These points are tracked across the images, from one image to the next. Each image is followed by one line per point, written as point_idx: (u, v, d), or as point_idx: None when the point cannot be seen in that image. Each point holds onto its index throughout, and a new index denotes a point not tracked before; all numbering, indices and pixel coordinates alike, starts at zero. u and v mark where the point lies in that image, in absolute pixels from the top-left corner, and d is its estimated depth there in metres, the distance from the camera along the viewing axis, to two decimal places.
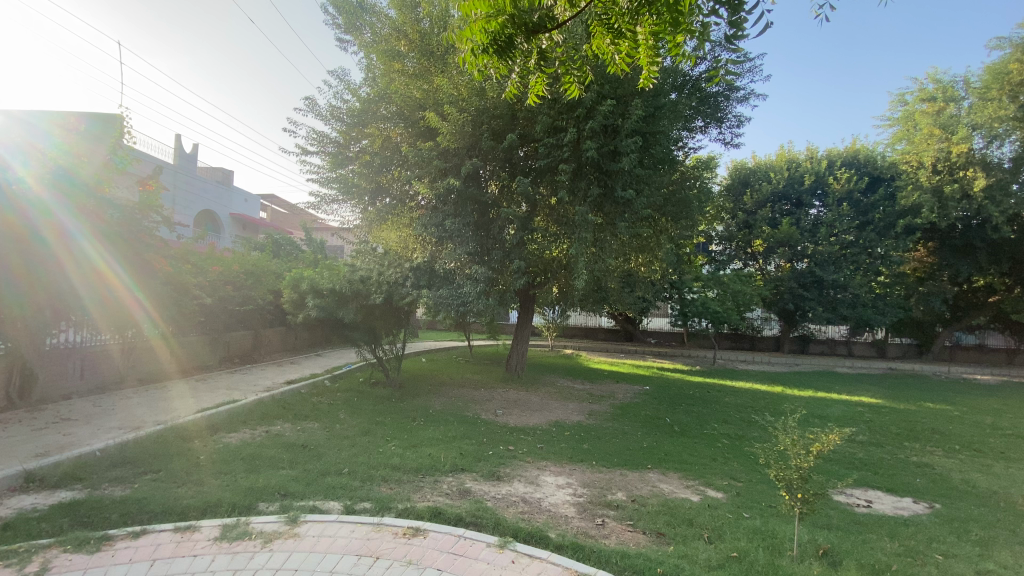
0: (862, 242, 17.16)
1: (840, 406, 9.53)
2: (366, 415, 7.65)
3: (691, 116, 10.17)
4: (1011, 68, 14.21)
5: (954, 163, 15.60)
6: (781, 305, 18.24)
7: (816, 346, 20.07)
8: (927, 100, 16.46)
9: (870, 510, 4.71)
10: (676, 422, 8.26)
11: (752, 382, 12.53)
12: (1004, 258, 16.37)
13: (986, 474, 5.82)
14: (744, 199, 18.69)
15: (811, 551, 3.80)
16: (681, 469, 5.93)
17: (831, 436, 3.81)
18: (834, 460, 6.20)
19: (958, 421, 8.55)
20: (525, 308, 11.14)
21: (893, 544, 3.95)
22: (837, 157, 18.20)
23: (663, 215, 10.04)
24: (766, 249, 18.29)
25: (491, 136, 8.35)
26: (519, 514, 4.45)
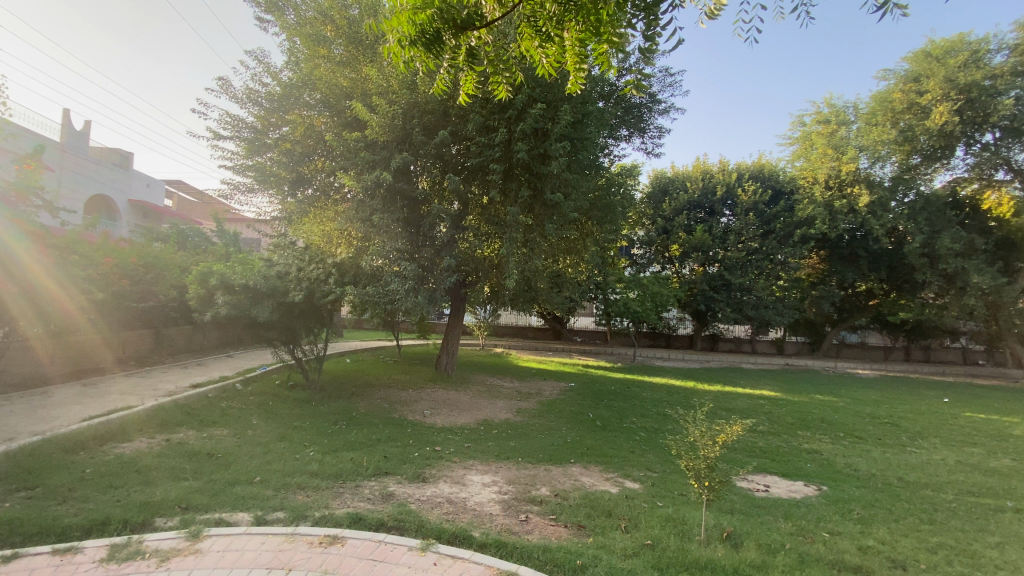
0: (765, 249, 18.77)
1: (744, 399, 10.37)
2: (283, 419, 7.21)
3: (617, 125, 10.62)
4: (894, 97, 16.27)
5: (843, 180, 17.47)
6: (694, 305, 19.55)
7: (724, 344, 21.79)
8: (822, 122, 18.37)
9: (768, 494, 5.16)
10: (599, 417, 8.58)
11: (669, 378, 13.30)
12: (881, 267, 18.58)
13: (863, 458, 6.58)
14: (663, 206, 19.84)
15: (717, 535, 4.09)
16: (602, 462, 6.17)
17: (734, 426, 4.12)
18: (738, 449, 6.73)
19: (842, 411, 9.61)
20: (456, 306, 11.06)
21: (787, 525, 4.36)
22: (746, 171, 19.80)
23: (590, 218, 10.39)
24: (681, 254, 19.51)
25: (422, 131, 8.20)
26: (444, 515, 4.40)
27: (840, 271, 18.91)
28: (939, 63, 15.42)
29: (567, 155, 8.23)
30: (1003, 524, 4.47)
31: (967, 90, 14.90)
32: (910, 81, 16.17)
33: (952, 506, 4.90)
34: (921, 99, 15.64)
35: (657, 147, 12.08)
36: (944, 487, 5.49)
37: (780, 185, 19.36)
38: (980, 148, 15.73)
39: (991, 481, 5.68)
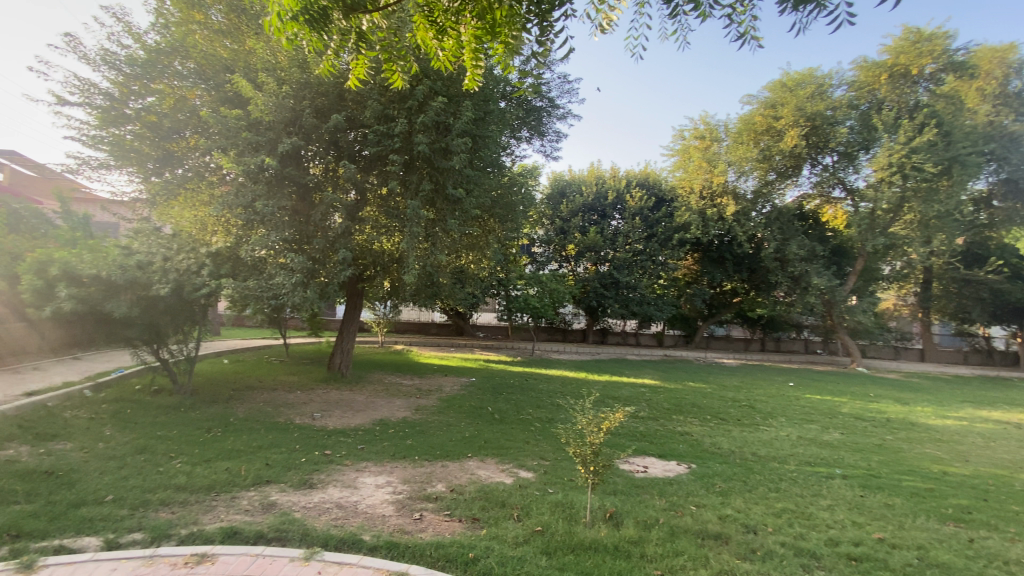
0: (648, 251, 20.41)
1: (629, 388, 11.23)
2: (144, 429, 6.36)
3: (519, 126, 10.88)
4: (756, 120, 18.52)
5: (714, 191, 19.55)
6: (587, 302, 20.67)
7: (613, 337, 23.40)
8: (698, 137, 20.30)
9: (646, 475, 5.62)
10: (497, 410, 8.74)
11: (563, 370, 13.92)
12: (744, 269, 21.01)
13: (725, 436, 7.46)
14: (561, 208, 20.69)
15: (600, 516, 4.38)
16: (497, 454, 6.30)
17: (616, 413, 4.44)
18: (622, 434, 7.26)
19: (710, 396, 10.81)
20: (351, 302, 10.57)
21: (661, 501, 4.80)
22: (634, 178, 21.36)
23: (492, 216, 10.51)
24: (577, 253, 20.54)
25: (314, 114, 7.71)
26: (331, 521, 4.18)
27: (710, 272, 21.11)
28: (792, 93, 17.81)
29: (468, 151, 8.26)
30: (830, 488, 5.31)
31: (812, 119, 17.41)
32: (769, 107, 18.47)
33: (792, 475, 5.73)
34: (777, 124, 18.00)
35: (555, 151, 12.56)
36: (788, 459, 6.40)
37: (663, 193, 21.14)
38: (822, 168, 18.34)
39: (823, 452, 6.73)
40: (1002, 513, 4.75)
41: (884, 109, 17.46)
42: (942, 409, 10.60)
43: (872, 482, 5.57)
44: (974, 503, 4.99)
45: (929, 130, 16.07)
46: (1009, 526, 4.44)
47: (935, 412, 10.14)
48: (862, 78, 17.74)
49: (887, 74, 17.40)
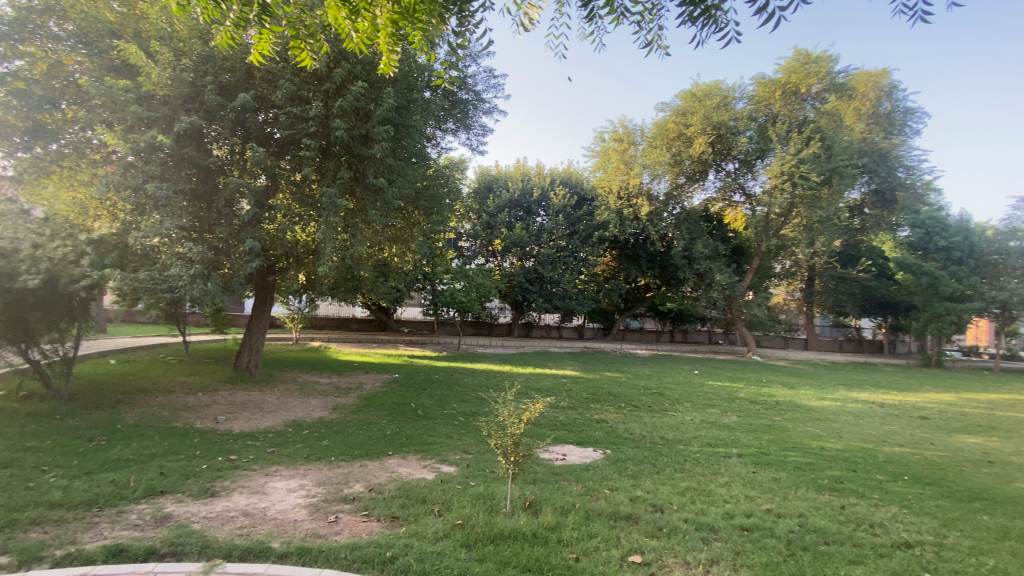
0: (570, 248, 21.04)
1: (551, 379, 11.57)
2: (6, 441, 5.53)
3: (444, 118, 10.75)
4: (668, 127, 19.83)
5: (631, 193, 20.58)
6: (513, 296, 20.96)
7: (537, 331, 23.99)
8: (617, 140, 21.39)
9: (565, 463, 5.81)
10: (419, 406, 8.61)
11: (487, 364, 14.04)
12: (656, 266, 22.42)
13: (637, 422, 7.92)
14: (487, 202, 20.75)
15: (520, 505, 4.48)
16: (419, 450, 6.21)
17: (536, 404, 4.54)
18: (543, 424, 7.46)
19: (625, 385, 11.42)
20: (262, 296, 9.90)
21: (577, 487, 5.00)
22: (558, 176, 21.92)
23: (416, 207, 10.27)
24: (503, 249, 20.72)
25: (217, 91, 7.12)
26: (236, 530, 3.90)
27: (627, 268, 22.24)
28: (701, 103, 19.16)
29: (390, 140, 8.03)
30: (728, 467, 5.81)
31: (717, 128, 18.97)
32: (680, 114, 19.78)
33: (696, 456, 6.20)
34: (688, 131, 19.32)
35: (482, 146, 12.59)
36: (692, 441, 6.91)
37: (584, 192, 21.90)
38: (724, 174, 20.09)
39: (722, 434, 7.35)
40: (866, 480, 5.46)
41: (778, 123, 19.30)
42: (821, 391, 12.01)
43: (763, 459, 6.18)
44: (844, 474, 5.70)
45: (814, 144, 18.01)
46: (872, 492, 5.12)
47: (815, 394, 11.47)
48: (760, 93, 19.44)
49: (780, 91, 19.14)
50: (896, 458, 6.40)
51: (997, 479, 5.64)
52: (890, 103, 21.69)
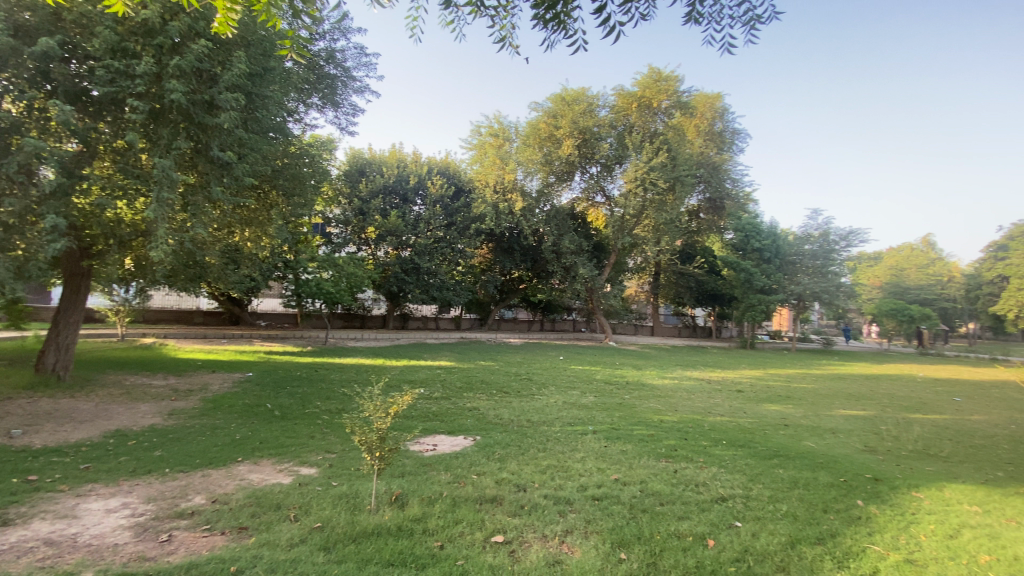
0: (448, 238, 20.67)
1: (424, 370, 11.49)
2: None
3: (307, 92, 9.93)
4: (539, 127, 20.90)
5: (506, 187, 21.10)
6: (388, 287, 20.07)
7: (413, 323, 23.70)
8: (493, 135, 22.05)
9: (435, 453, 5.82)
10: (277, 406, 7.93)
11: (357, 358, 13.44)
12: (528, 259, 23.34)
13: (506, 408, 8.25)
14: (360, 187, 19.72)
15: (385, 500, 4.38)
16: (275, 454, 5.73)
17: (403, 397, 4.45)
18: (413, 416, 7.37)
19: (496, 372, 11.82)
20: (73, 284, 8.27)
21: (446, 475, 5.06)
22: (435, 166, 21.60)
23: (273, 187, 9.33)
24: (377, 237, 19.65)
25: (6, 30, 5.74)
26: (32, 565, 3.22)
27: (501, 261, 22.78)
28: (569, 107, 20.57)
29: (241, 109, 7.21)
30: (586, 443, 6.35)
31: (583, 132, 20.51)
32: (551, 116, 21.00)
33: (556, 436, 6.66)
34: (558, 132, 20.56)
35: (352, 126, 11.90)
36: (555, 422, 7.41)
37: (461, 184, 21.93)
38: (589, 176, 21.82)
39: (581, 413, 8.00)
40: (694, 447, 6.38)
41: (633, 132, 21.39)
42: (662, 371, 13.72)
43: (614, 434, 6.86)
44: (678, 442, 6.57)
45: (662, 154, 20.26)
46: (698, 456, 5.99)
47: (658, 374, 13.10)
48: (620, 104, 21.43)
49: (636, 103, 21.31)
50: (717, 426, 7.58)
51: (787, 438, 6.98)
52: (722, 123, 25.26)
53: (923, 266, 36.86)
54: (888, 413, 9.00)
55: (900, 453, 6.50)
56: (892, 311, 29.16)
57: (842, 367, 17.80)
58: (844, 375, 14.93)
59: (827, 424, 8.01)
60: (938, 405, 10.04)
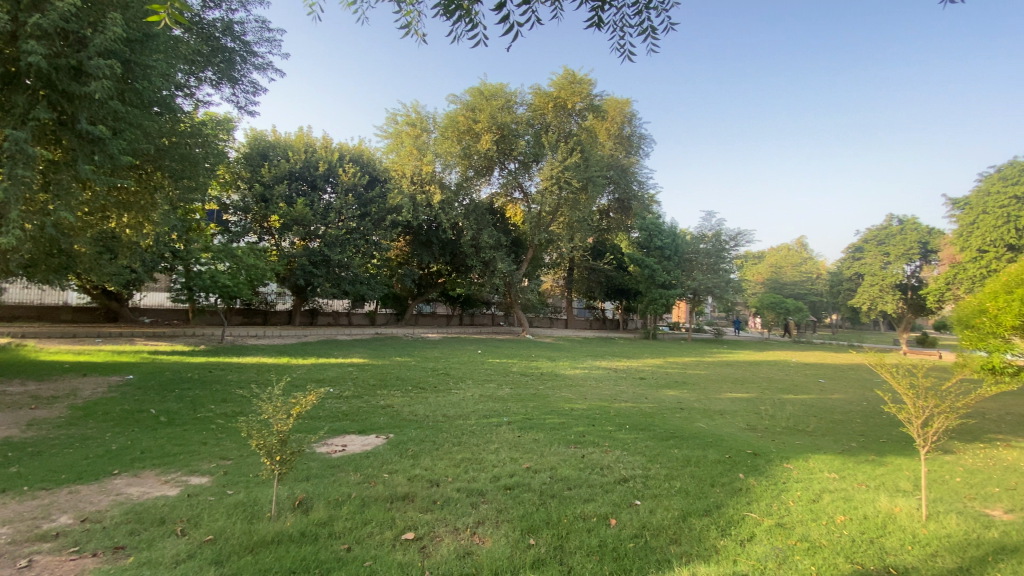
0: (361, 229, 19.73)
1: (334, 368, 10.99)
2: None
3: (200, 64, 9.00)
4: (458, 119, 20.77)
5: (424, 178, 20.68)
6: (293, 280, 18.87)
7: (323, 318, 22.63)
8: (409, 125, 21.56)
9: (343, 453, 5.59)
10: (162, 411, 7.17)
11: (260, 356, 12.53)
12: (447, 253, 23.00)
13: (421, 403, 8.14)
14: (262, 171, 18.23)
15: (288, 506, 4.14)
16: (159, 464, 5.17)
17: (308, 397, 4.22)
18: (321, 417, 7.02)
19: (412, 368, 11.62)
20: None
21: (355, 476, 4.89)
22: (347, 153, 20.53)
23: (157, 168, 8.35)
24: (281, 226, 18.44)
25: None
26: None
27: (419, 254, 22.23)
28: (487, 102, 20.65)
29: (116, 79, 6.37)
30: (499, 434, 6.47)
31: (501, 128, 20.67)
32: (469, 109, 20.97)
33: (471, 429, 6.70)
34: (476, 126, 20.60)
35: (252, 105, 10.97)
36: (470, 415, 7.45)
37: (376, 173, 21.12)
38: (507, 172, 22.11)
39: (497, 405, 8.12)
40: (601, 432, 6.74)
41: (549, 132, 22.01)
42: (574, 362, 14.32)
43: (527, 424, 7.05)
44: (586, 428, 6.91)
45: (575, 153, 21.01)
46: (604, 441, 6.34)
47: (570, 365, 13.67)
48: (536, 103, 21.95)
49: (552, 103, 21.98)
50: (622, 411, 8.07)
51: (683, 420, 7.60)
52: (632, 128, 26.78)
53: (796, 265, 41.87)
54: (766, 395, 10.12)
55: (775, 430, 7.35)
56: (771, 304, 32.68)
57: (730, 354, 19.71)
58: (731, 362, 16.61)
59: (716, 406, 8.84)
60: (806, 387, 11.50)
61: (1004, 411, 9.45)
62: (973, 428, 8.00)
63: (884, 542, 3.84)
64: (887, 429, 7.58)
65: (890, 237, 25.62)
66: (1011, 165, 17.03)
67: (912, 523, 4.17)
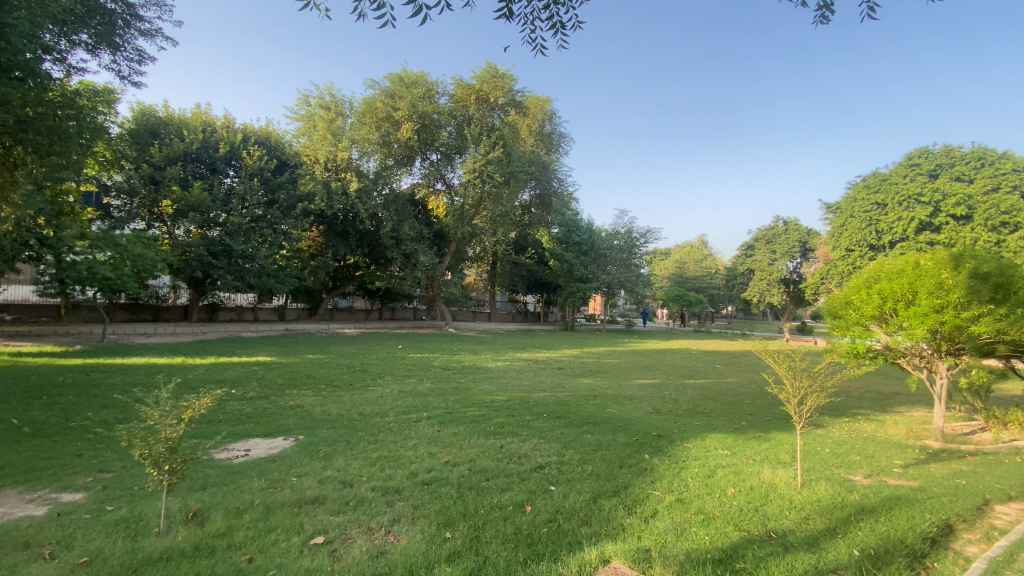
0: (268, 217, 18.37)
1: (238, 367, 10.20)
2: None
3: (73, 26, 7.86)
4: (376, 105, 20.10)
5: (339, 165, 19.76)
6: (189, 272, 17.22)
7: (225, 314, 20.94)
8: (323, 108, 20.48)
9: (246, 459, 5.20)
10: (26, 421, 6.24)
11: (149, 356, 11.29)
12: (365, 245, 22.10)
13: (334, 402, 7.78)
14: (151, 150, 16.35)
15: (180, 519, 3.78)
16: (20, 482, 4.49)
17: (204, 399, 3.88)
18: (221, 421, 6.48)
19: (326, 365, 11.10)
20: None
21: (259, 482, 4.57)
22: (252, 134, 18.92)
23: (16, 142, 7.22)
24: (174, 212, 16.73)
25: None
26: None
27: (334, 245, 21.16)
28: (407, 89, 20.17)
29: None
30: (417, 430, 6.36)
31: (422, 117, 20.25)
32: (388, 96, 20.36)
33: (388, 426, 6.53)
34: (395, 113, 20.06)
35: (138, 75, 9.76)
36: (388, 412, 7.26)
37: (285, 157, 19.66)
38: (429, 163, 21.73)
39: (416, 401, 7.99)
40: (520, 422, 6.86)
41: (471, 124, 21.95)
42: (495, 354, 14.46)
43: (447, 418, 7.01)
44: (506, 419, 7.01)
45: (497, 148, 21.08)
46: (522, 430, 6.47)
47: (491, 357, 13.81)
48: (458, 94, 21.80)
49: (474, 96, 21.96)
50: (540, 401, 8.30)
51: (596, 407, 7.97)
52: (552, 126, 27.57)
53: (698, 262, 45.58)
54: (671, 381, 10.88)
55: (678, 412, 7.94)
56: (676, 296, 35.09)
57: (641, 344, 20.99)
58: (640, 351, 17.72)
59: (627, 392, 9.37)
60: (705, 373, 12.57)
61: (863, 389, 10.97)
62: (838, 404, 9.17)
63: (766, 509, 4.29)
64: (772, 407, 8.48)
65: (776, 237, 28.52)
66: (873, 175, 19.62)
67: (790, 491, 4.70)
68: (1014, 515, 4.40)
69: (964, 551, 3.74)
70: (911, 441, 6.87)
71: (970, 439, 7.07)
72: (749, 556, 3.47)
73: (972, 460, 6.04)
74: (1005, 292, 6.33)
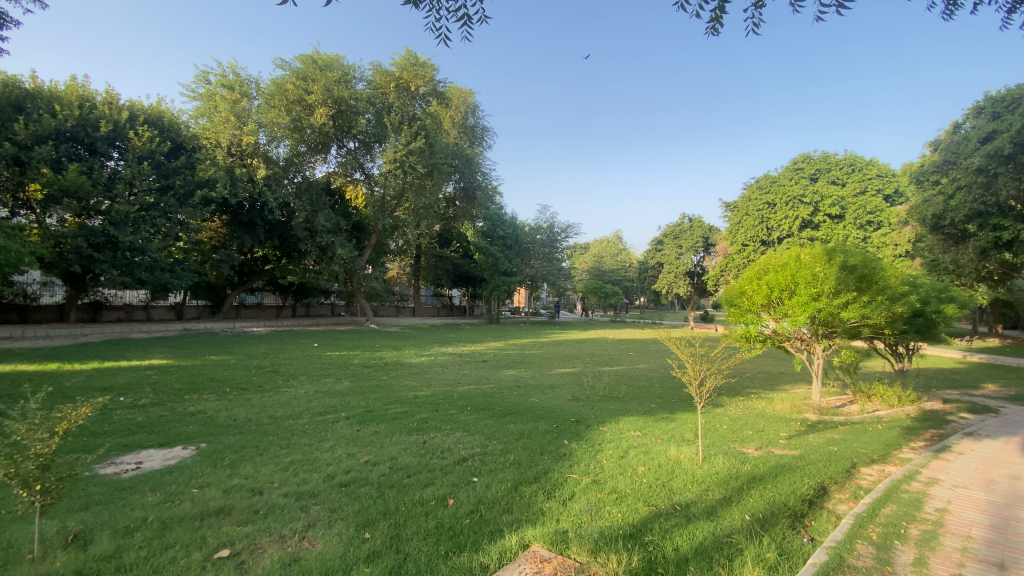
0: (161, 206, 16.54)
1: (126, 373, 9.16)
2: None
3: None
4: (287, 87, 18.99)
5: (244, 150, 18.27)
6: (64, 266, 15.15)
7: (110, 313, 18.74)
8: (225, 87, 18.79)
9: (137, 473, 4.72)
10: None
11: (14, 362, 9.84)
12: (275, 237, 20.63)
13: (241, 406, 7.25)
14: (12, 125, 14.07)
15: (58, 543, 3.36)
16: None
17: (82, 409, 3.46)
18: (105, 433, 5.80)
19: (232, 367, 10.29)
20: None
21: (153, 496, 4.16)
22: (140, 112, 16.81)
23: None
24: (44, 199, 14.60)
25: None
26: None
27: (239, 237, 19.54)
28: (321, 72, 19.21)
29: None
30: (335, 431, 6.11)
31: (338, 102, 19.43)
32: (300, 78, 19.30)
33: (303, 428, 6.20)
34: (308, 97, 19.12)
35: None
36: (302, 414, 6.89)
37: (181, 140, 17.75)
38: (346, 151, 20.86)
39: (333, 401, 7.65)
40: (443, 416, 6.82)
41: (391, 113, 21.46)
42: (419, 349, 14.29)
43: (367, 417, 6.79)
44: (429, 415, 6.92)
45: (419, 138, 20.63)
46: (445, 425, 6.44)
47: (415, 352, 13.62)
48: (377, 81, 21.11)
49: (394, 83, 21.35)
50: (464, 394, 8.32)
51: (518, 397, 8.14)
52: (474, 118, 27.51)
53: (614, 255, 47.89)
54: (589, 369, 11.39)
55: (595, 398, 8.34)
56: (594, 289, 36.65)
57: (563, 334, 21.75)
58: (561, 341, 18.34)
59: (547, 381, 9.67)
60: (620, 359, 13.27)
61: (755, 370, 12.18)
62: (735, 385, 10.10)
63: (672, 484, 4.65)
64: (678, 390, 9.15)
65: (682, 232, 30.53)
66: (764, 178, 21.68)
67: (692, 466, 5.12)
68: (874, 475, 5.13)
69: (836, 509, 4.31)
70: (794, 415, 7.74)
71: (841, 411, 8.11)
72: (657, 528, 3.75)
73: (842, 428, 6.95)
74: (868, 281, 7.33)
